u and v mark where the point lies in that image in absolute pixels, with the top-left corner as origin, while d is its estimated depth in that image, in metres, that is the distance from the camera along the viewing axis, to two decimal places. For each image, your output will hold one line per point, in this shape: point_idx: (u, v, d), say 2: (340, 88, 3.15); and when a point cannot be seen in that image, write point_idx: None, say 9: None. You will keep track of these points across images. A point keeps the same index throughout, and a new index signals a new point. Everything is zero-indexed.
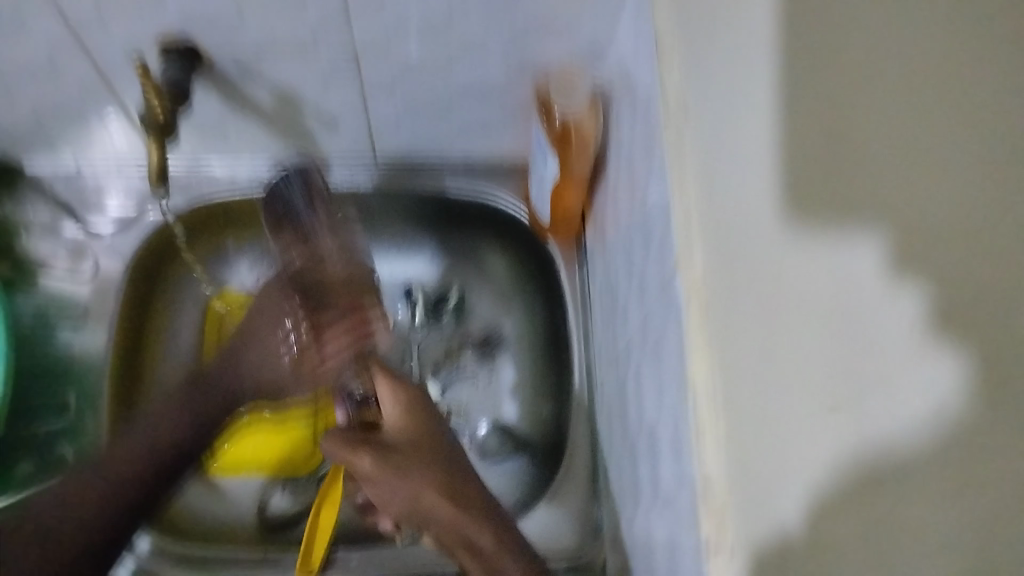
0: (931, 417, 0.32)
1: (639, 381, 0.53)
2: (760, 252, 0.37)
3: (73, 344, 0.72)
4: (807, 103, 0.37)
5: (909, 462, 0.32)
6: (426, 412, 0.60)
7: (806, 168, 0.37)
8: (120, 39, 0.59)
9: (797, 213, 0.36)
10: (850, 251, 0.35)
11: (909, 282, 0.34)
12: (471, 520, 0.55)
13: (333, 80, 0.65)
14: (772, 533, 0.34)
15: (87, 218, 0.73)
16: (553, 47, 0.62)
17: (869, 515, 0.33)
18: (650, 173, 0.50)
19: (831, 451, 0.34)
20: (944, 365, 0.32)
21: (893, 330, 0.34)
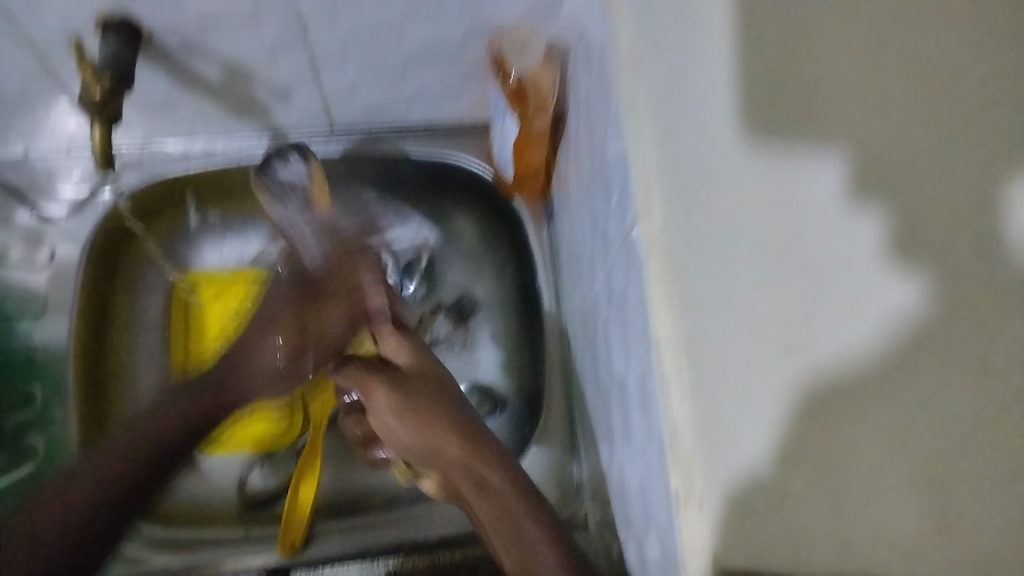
0: (888, 335, 0.29)
1: (609, 332, 0.52)
2: (714, 175, 0.33)
3: (34, 335, 0.70)
4: (770, 27, 0.34)
5: (867, 380, 0.29)
6: (429, 361, 0.63)
7: (755, 85, 0.33)
8: (49, 26, 0.56)
9: (752, 128, 0.33)
10: (806, 169, 0.32)
11: (869, 205, 0.30)
12: (488, 462, 0.55)
13: (282, 53, 0.60)
14: (738, 476, 0.30)
15: (40, 203, 0.72)
16: (509, 5, 0.57)
17: (828, 457, 0.29)
18: (610, 122, 0.47)
19: (783, 384, 0.30)
20: (905, 287, 0.29)
21: (853, 251, 0.30)
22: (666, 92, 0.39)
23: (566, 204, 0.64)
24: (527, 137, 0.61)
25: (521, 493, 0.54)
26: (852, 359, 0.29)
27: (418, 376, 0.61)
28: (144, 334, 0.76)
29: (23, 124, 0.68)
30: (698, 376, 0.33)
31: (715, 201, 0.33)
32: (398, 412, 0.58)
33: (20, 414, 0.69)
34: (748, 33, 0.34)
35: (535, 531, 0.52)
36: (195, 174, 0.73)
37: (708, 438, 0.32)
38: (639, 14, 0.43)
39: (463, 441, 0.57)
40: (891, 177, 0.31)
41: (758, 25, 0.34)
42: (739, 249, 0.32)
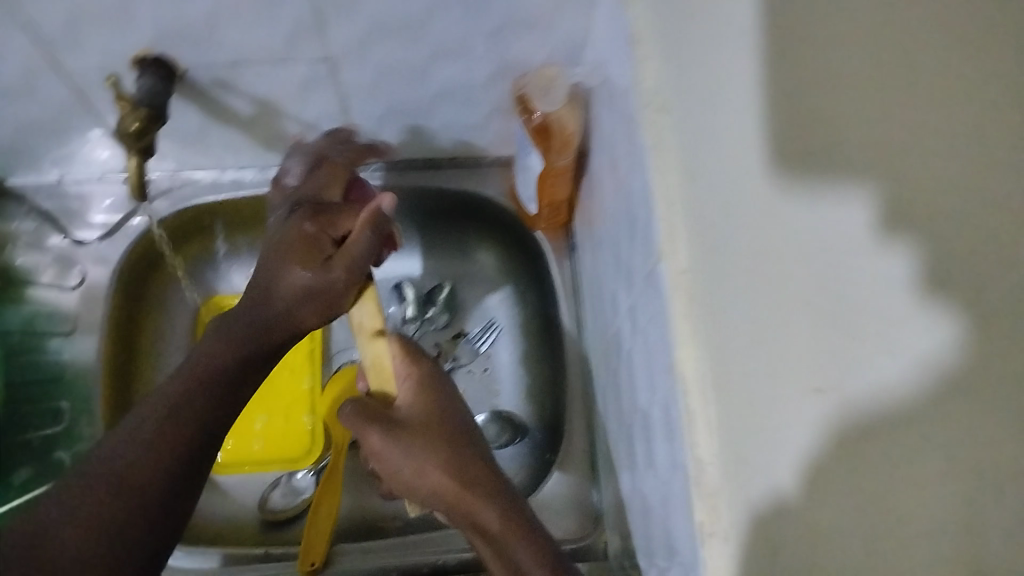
0: (923, 368, 0.28)
1: (631, 365, 0.53)
2: (747, 206, 0.35)
3: (64, 352, 0.72)
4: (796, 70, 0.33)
5: (897, 413, 0.29)
6: (440, 389, 0.54)
7: (781, 108, 0.34)
8: (92, 62, 0.58)
9: (782, 162, 0.33)
10: (840, 205, 0.31)
11: (898, 240, 0.30)
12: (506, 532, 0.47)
13: (313, 88, 0.62)
14: (767, 498, 0.32)
15: (73, 229, 0.74)
16: (534, 45, 0.59)
17: (863, 486, 0.30)
18: (635, 163, 0.48)
19: (818, 416, 0.31)
20: (937, 323, 0.28)
21: (890, 285, 0.30)
22: (692, 139, 0.41)
23: (587, 235, 0.65)
24: (553, 172, 0.63)
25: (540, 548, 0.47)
26: (879, 397, 0.29)
27: (428, 423, 0.52)
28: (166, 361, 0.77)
29: (58, 153, 0.70)
30: (729, 408, 0.35)
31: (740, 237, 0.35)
32: (400, 456, 0.50)
33: (50, 429, 0.71)
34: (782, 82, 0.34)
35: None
36: (224, 203, 0.75)
37: (735, 466, 0.35)
38: (666, 59, 0.44)
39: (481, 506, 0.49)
40: (922, 209, 0.29)
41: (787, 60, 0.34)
42: (771, 278, 0.33)
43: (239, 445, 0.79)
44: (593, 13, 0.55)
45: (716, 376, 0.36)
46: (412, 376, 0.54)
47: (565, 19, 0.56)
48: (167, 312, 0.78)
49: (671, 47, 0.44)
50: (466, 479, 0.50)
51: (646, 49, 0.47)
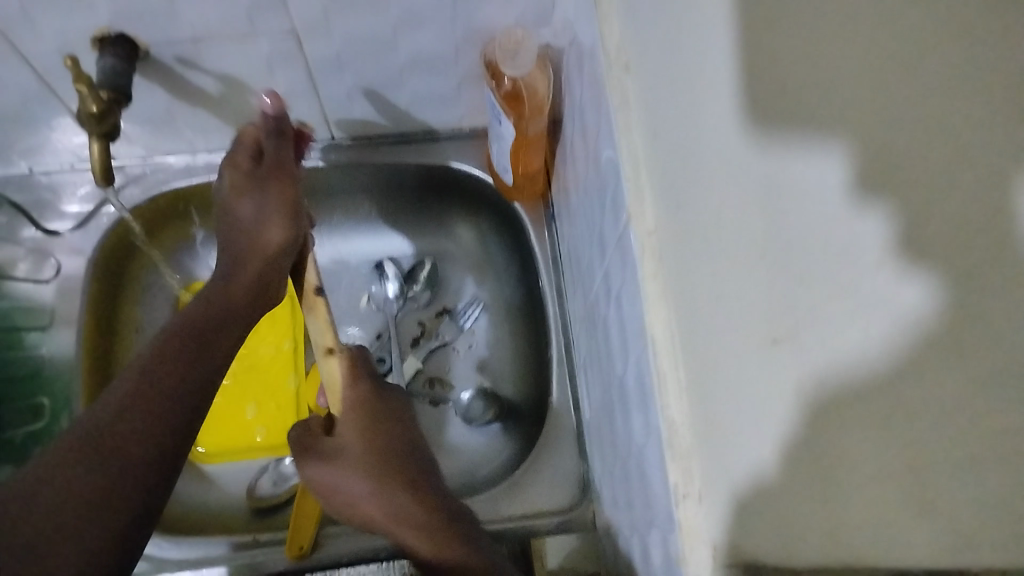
0: (899, 332, 0.27)
1: (608, 333, 0.52)
2: (706, 161, 0.33)
3: (42, 346, 0.71)
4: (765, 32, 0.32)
5: (867, 383, 0.27)
6: (381, 411, 0.54)
7: (748, 54, 0.32)
8: (48, 45, 0.56)
9: (749, 110, 0.31)
10: (809, 158, 0.30)
11: (873, 202, 0.28)
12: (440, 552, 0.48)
13: (278, 64, 0.61)
14: (747, 476, 0.28)
15: (44, 220, 0.72)
16: (501, 10, 0.58)
17: (826, 465, 0.27)
18: (603, 124, 0.47)
19: (780, 391, 0.28)
20: (908, 288, 0.27)
21: (860, 246, 0.28)
22: (655, 93, 0.40)
23: (564, 203, 0.64)
24: (525, 141, 0.61)
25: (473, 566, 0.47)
26: (854, 367, 0.27)
27: (371, 445, 0.52)
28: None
29: (26, 143, 0.69)
30: (697, 366, 0.34)
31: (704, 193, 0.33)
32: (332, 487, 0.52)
33: (29, 425, 0.70)
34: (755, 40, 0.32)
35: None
36: (198, 185, 0.73)
37: (706, 431, 0.33)
38: (628, 14, 0.43)
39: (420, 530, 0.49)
40: (889, 171, 0.29)
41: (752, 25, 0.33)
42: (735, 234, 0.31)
43: (230, 438, 0.78)
44: None
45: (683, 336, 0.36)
46: (350, 391, 0.55)
47: None
48: (146, 303, 0.77)
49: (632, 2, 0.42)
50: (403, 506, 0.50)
51: (609, 7, 0.46)
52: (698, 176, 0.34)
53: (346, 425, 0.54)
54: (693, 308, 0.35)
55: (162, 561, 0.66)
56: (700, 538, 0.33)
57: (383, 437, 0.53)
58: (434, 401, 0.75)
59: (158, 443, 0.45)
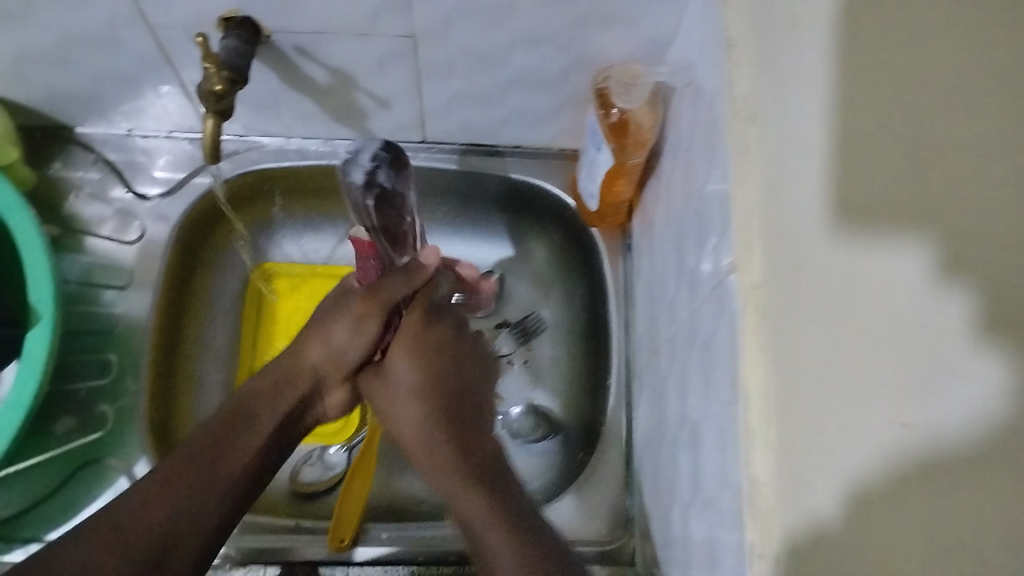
0: (971, 417, 0.29)
1: (684, 375, 0.53)
2: (814, 246, 0.36)
3: (117, 306, 0.73)
4: (861, 118, 0.34)
5: (956, 454, 0.29)
6: (443, 355, 0.62)
7: (864, 138, 0.34)
8: (176, 17, 0.58)
9: (851, 209, 0.34)
10: (899, 253, 0.32)
11: (956, 284, 0.30)
12: (477, 505, 0.54)
13: (390, 63, 0.62)
14: (812, 525, 0.33)
15: (135, 182, 0.75)
16: (618, 41, 0.58)
17: (916, 512, 0.30)
18: (714, 167, 0.47)
19: (868, 457, 0.31)
20: (988, 371, 0.29)
21: (942, 330, 0.30)
22: (780, 150, 0.40)
23: (649, 238, 0.64)
24: (623, 171, 0.62)
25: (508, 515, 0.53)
26: (943, 439, 0.29)
27: (428, 388, 0.61)
28: (215, 335, 0.78)
29: (129, 105, 0.71)
30: (791, 431, 0.36)
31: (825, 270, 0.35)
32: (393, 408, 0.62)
33: (94, 381, 0.71)
34: (854, 121, 0.35)
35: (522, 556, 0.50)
36: (287, 169, 0.75)
37: (795, 493, 0.35)
38: (760, 66, 0.43)
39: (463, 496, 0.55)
40: (979, 257, 0.30)
41: (852, 107, 0.35)
42: (831, 318, 0.34)
43: (319, 419, 0.80)
44: (683, 12, 0.54)
45: (779, 400, 0.37)
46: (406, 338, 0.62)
47: (653, 16, 0.55)
48: (219, 274, 0.79)
49: (765, 55, 0.43)
50: (455, 444, 0.59)
51: (740, 53, 0.46)
52: (816, 260, 0.35)
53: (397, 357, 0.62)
54: (798, 377, 0.35)
55: None
56: None
57: (433, 376, 0.61)
58: None
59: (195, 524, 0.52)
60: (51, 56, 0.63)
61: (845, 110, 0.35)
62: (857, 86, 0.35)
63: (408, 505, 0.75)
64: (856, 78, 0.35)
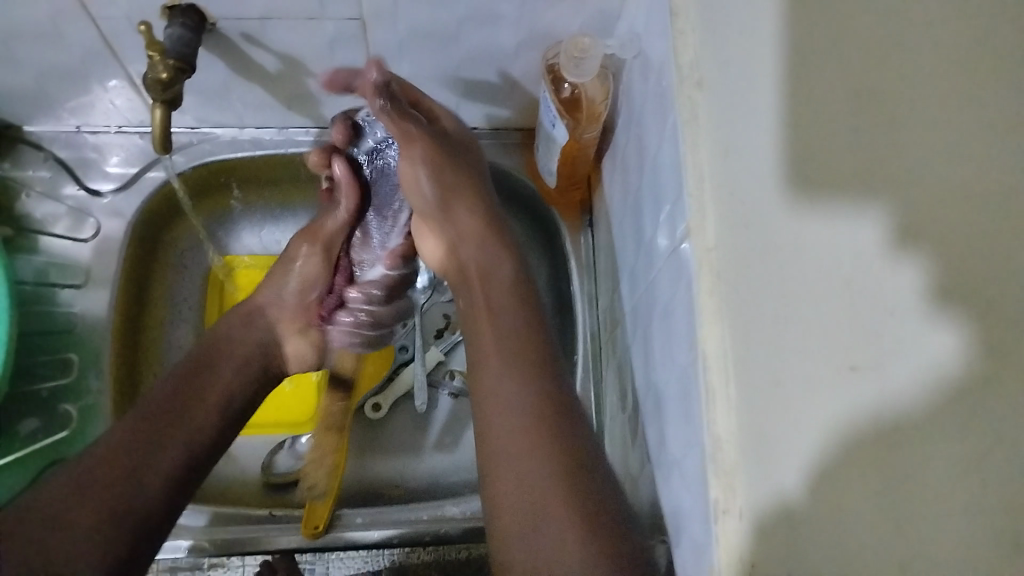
0: (930, 382, 0.31)
1: (648, 344, 0.53)
2: (766, 207, 0.37)
3: (75, 305, 0.72)
4: (810, 97, 0.36)
5: (917, 417, 0.31)
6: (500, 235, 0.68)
7: (815, 114, 0.36)
8: (119, 8, 0.57)
9: (801, 181, 0.35)
10: (855, 227, 0.33)
11: (910, 256, 0.32)
12: (527, 476, 0.53)
13: (341, 48, 0.62)
14: (775, 488, 0.34)
15: (88, 179, 0.74)
16: (566, 16, 0.58)
17: (884, 478, 0.31)
18: (665, 136, 0.48)
19: (826, 434, 0.32)
20: (944, 337, 0.31)
21: (896, 299, 0.32)
22: (726, 115, 0.41)
23: (608, 212, 0.65)
24: (576, 145, 0.63)
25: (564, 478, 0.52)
26: (906, 406, 0.31)
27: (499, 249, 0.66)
28: (177, 334, 0.77)
29: (77, 101, 0.69)
30: (752, 389, 0.36)
31: (779, 230, 0.36)
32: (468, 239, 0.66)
33: (54, 381, 0.71)
34: (801, 96, 0.36)
35: (576, 518, 0.51)
36: (242, 159, 0.75)
37: (755, 448, 0.35)
38: (705, 33, 0.44)
39: (489, 412, 0.58)
40: (934, 228, 0.32)
41: (800, 87, 0.36)
42: (785, 276, 0.35)
43: (292, 411, 0.79)
44: None
45: (739, 356, 0.37)
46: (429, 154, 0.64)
47: None
48: (179, 267, 0.78)
49: (708, 22, 0.43)
50: (509, 381, 0.58)
51: (684, 23, 0.46)
52: (768, 222, 0.36)
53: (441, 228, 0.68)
54: (757, 335, 0.36)
55: (180, 527, 0.67)
56: (741, 559, 0.35)
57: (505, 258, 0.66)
58: (454, 393, 0.79)
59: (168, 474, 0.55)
60: None
61: (791, 82, 0.36)
62: (805, 67, 0.36)
63: (379, 490, 0.76)
64: (801, 51, 0.36)
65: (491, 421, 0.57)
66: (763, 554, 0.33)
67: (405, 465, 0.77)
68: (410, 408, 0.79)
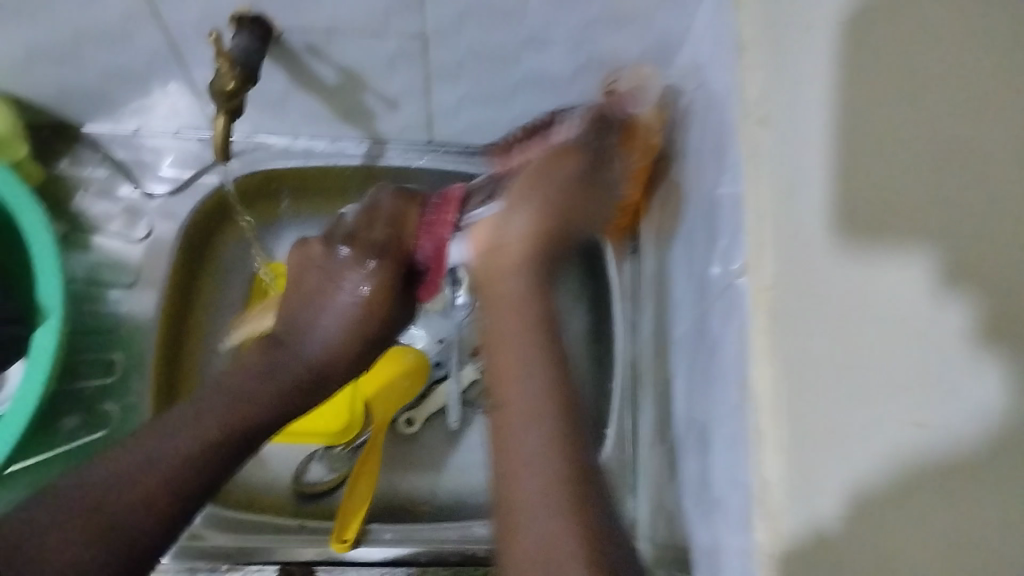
0: (976, 424, 0.32)
1: (693, 375, 0.53)
2: (812, 251, 0.38)
3: (122, 306, 0.75)
4: (868, 144, 0.37)
5: (956, 458, 0.32)
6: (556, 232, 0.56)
7: (858, 170, 0.37)
8: (189, 15, 0.58)
9: (850, 226, 0.37)
10: (900, 269, 0.35)
11: (956, 296, 0.33)
12: (543, 474, 0.47)
13: (400, 64, 0.62)
14: (810, 519, 0.36)
15: (143, 179, 0.75)
16: (627, 44, 0.59)
17: (914, 508, 0.33)
18: (724, 167, 0.48)
19: (871, 462, 0.34)
20: (989, 381, 0.32)
21: (945, 341, 0.33)
22: (789, 152, 0.41)
23: (655, 242, 0.65)
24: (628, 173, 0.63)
25: (574, 485, 0.47)
26: (944, 444, 0.32)
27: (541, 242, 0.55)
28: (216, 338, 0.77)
29: (138, 102, 0.71)
30: (801, 429, 0.37)
31: (829, 272, 0.37)
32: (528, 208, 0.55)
33: (99, 379, 0.72)
34: (855, 147, 0.38)
35: (586, 527, 0.45)
36: (294, 169, 0.76)
37: (797, 481, 0.37)
38: (773, 68, 0.43)
39: (515, 431, 0.49)
40: (977, 270, 0.33)
41: (852, 139, 0.38)
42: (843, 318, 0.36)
43: (323, 423, 0.77)
44: (695, 14, 0.54)
45: (785, 395, 0.38)
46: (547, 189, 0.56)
47: (662, 18, 0.55)
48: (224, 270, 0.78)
49: (776, 57, 0.43)
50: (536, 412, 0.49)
51: (751, 56, 0.46)
52: (818, 266, 0.38)
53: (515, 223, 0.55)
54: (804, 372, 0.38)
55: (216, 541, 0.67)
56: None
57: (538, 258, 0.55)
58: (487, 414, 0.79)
59: (173, 483, 0.50)
60: (62, 53, 0.63)
61: (849, 119, 0.38)
62: (864, 116, 0.38)
63: (408, 504, 0.76)
64: (861, 102, 0.38)
65: (513, 435, 0.49)
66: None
67: (435, 481, 0.77)
68: (443, 425, 0.79)
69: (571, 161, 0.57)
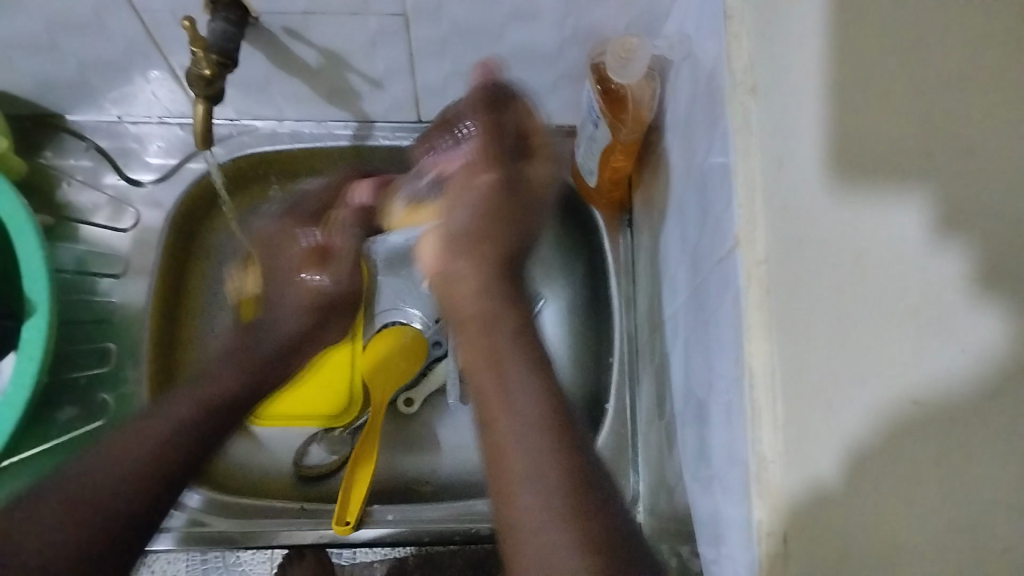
0: (972, 369, 0.29)
1: (688, 349, 0.53)
2: (811, 208, 0.37)
3: (114, 295, 0.74)
4: (849, 86, 0.35)
5: (954, 406, 0.30)
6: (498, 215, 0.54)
7: (846, 120, 0.35)
8: (164, 2, 0.57)
9: (841, 176, 0.35)
10: (893, 209, 0.32)
11: (955, 241, 0.30)
12: (541, 500, 0.41)
13: (383, 43, 0.61)
14: (812, 480, 0.35)
15: (129, 169, 0.74)
16: (612, 15, 0.58)
17: (900, 467, 0.31)
18: (714, 138, 0.47)
19: (858, 425, 0.33)
20: (988, 323, 0.29)
21: (938, 282, 0.30)
22: (775, 127, 0.40)
23: (649, 216, 0.64)
24: (619, 146, 0.62)
25: (575, 492, 0.41)
26: (942, 392, 0.30)
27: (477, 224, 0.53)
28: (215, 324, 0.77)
29: (119, 91, 0.70)
30: (798, 391, 0.36)
31: (825, 228, 0.35)
32: (466, 203, 0.54)
33: (93, 370, 0.71)
34: (843, 94, 0.35)
35: None
36: (282, 153, 0.74)
37: (795, 442, 0.36)
38: (759, 40, 0.42)
39: (505, 453, 0.43)
40: (972, 205, 0.30)
41: (844, 89, 0.35)
42: (838, 274, 0.34)
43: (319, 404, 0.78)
44: None
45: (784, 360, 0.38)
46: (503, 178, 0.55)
47: None
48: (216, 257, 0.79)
49: (762, 26, 0.42)
50: (511, 413, 0.45)
51: (738, 25, 0.45)
52: (818, 224, 0.36)
53: (474, 274, 0.52)
54: (802, 337, 0.36)
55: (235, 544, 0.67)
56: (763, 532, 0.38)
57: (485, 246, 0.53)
58: None
59: (167, 455, 0.53)
60: (36, 43, 0.62)
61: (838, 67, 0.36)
62: (852, 45, 0.35)
63: (411, 484, 0.76)
64: (850, 46, 0.35)
65: (506, 457, 0.43)
66: (803, 542, 0.35)
67: (436, 460, 0.77)
68: (443, 404, 0.79)
69: (486, 171, 0.55)
